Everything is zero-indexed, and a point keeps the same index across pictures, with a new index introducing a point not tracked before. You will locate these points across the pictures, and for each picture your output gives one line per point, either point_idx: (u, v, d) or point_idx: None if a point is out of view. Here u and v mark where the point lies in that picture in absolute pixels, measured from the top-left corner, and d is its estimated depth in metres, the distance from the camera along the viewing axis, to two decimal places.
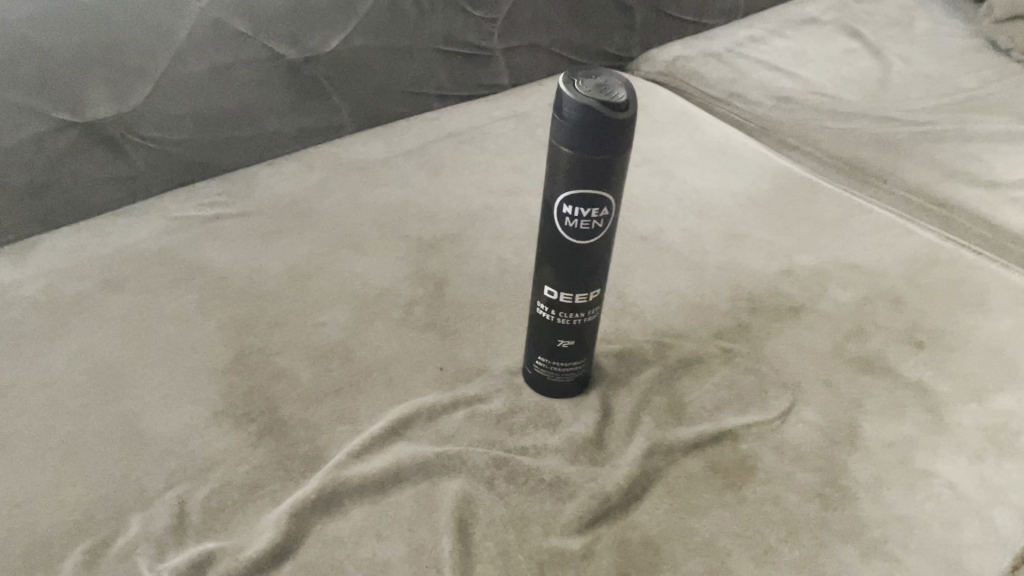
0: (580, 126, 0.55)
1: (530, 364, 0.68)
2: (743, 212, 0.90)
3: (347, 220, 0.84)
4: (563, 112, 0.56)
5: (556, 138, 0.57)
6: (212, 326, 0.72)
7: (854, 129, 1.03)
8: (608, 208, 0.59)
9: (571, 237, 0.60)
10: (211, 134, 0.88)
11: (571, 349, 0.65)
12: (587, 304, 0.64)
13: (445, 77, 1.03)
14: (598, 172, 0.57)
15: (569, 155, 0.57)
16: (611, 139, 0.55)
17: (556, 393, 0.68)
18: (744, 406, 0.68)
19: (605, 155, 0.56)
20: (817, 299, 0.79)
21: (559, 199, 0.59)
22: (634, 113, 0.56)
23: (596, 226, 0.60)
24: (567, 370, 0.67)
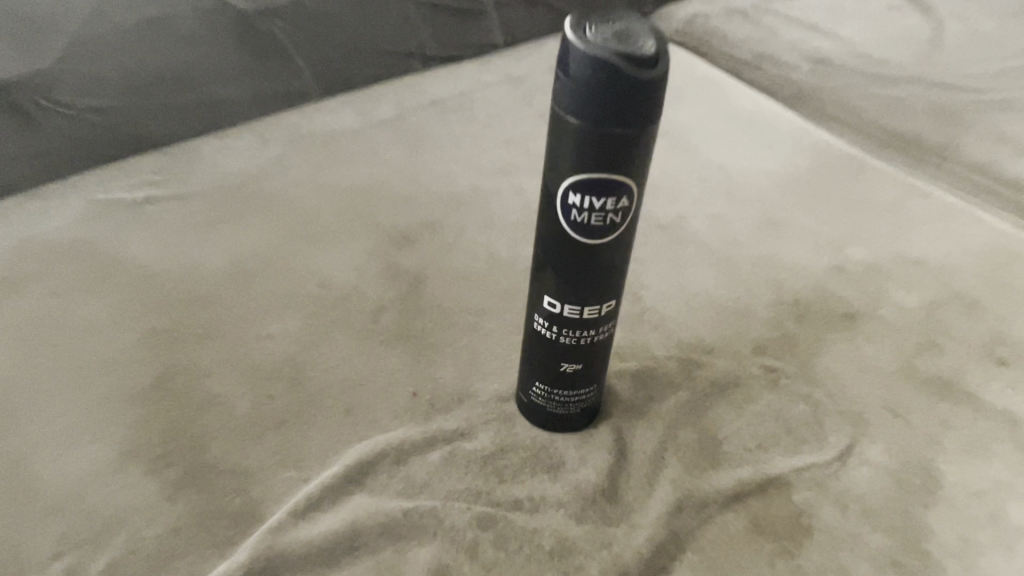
0: (592, 90, 0.40)
1: (525, 390, 0.54)
2: (782, 195, 0.75)
3: (304, 206, 0.69)
4: (568, 69, 0.41)
5: (559, 105, 0.42)
6: (129, 339, 0.57)
7: (906, 97, 0.86)
8: (628, 197, 0.45)
9: (579, 235, 0.46)
10: (146, 101, 0.73)
11: (578, 374, 0.51)
12: (599, 319, 0.49)
13: (428, 35, 0.88)
14: (616, 150, 0.42)
15: (576, 128, 0.42)
16: (633, 106, 0.41)
17: (557, 428, 0.54)
18: (793, 444, 0.54)
19: (625, 128, 0.42)
20: (875, 304, 0.65)
21: (563, 185, 0.44)
22: (665, 71, 0.41)
23: (612, 221, 0.45)
24: (572, 400, 0.53)
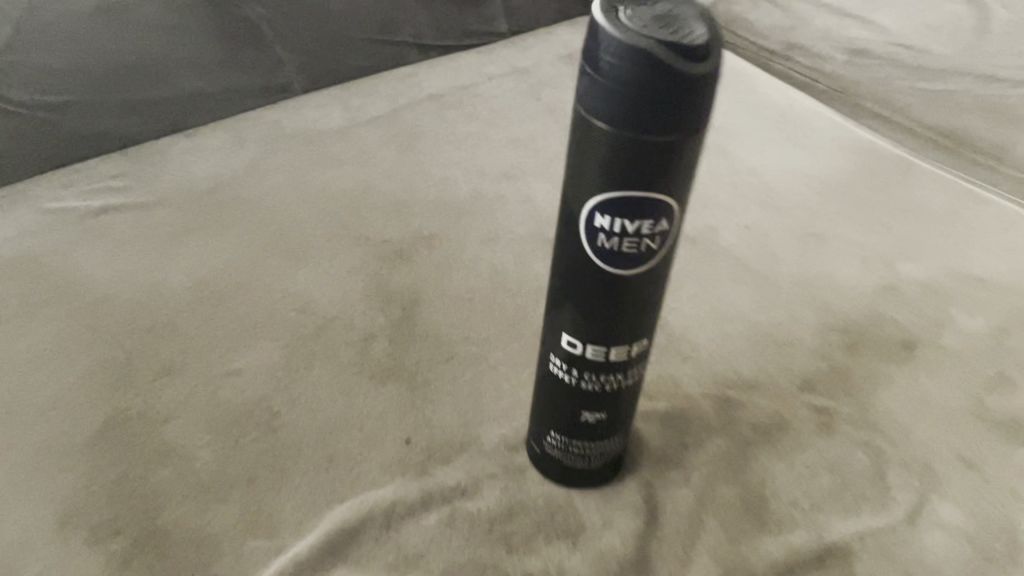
0: (626, 87, 0.32)
1: (538, 439, 0.46)
2: (822, 203, 0.67)
3: (284, 217, 0.61)
4: (597, 60, 0.33)
5: (584, 106, 0.34)
6: (75, 376, 0.49)
7: (950, 92, 0.78)
8: (668, 219, 0.36)
9: (606, 264, 0.37)
10: (104, 97, 0.64)
11: (601, 425, 0.43)
12: (628, 362, 0.41)
13: (424, 23, 0.79)
14: (655, 163, 0.34)
15: (606, 134, 0.34)
16: (678, 108, 0.32)
17: (574, 483, 0.46)
18: (852, 503, 0.46)
19: (667, 135, 0.33)
20: (935, 330, 0.57)
21: (588, 204, 0.36)
22: (719, 64, 0.33)
23: (647, 248, 0.37)
24: (594, 453, 0.45)
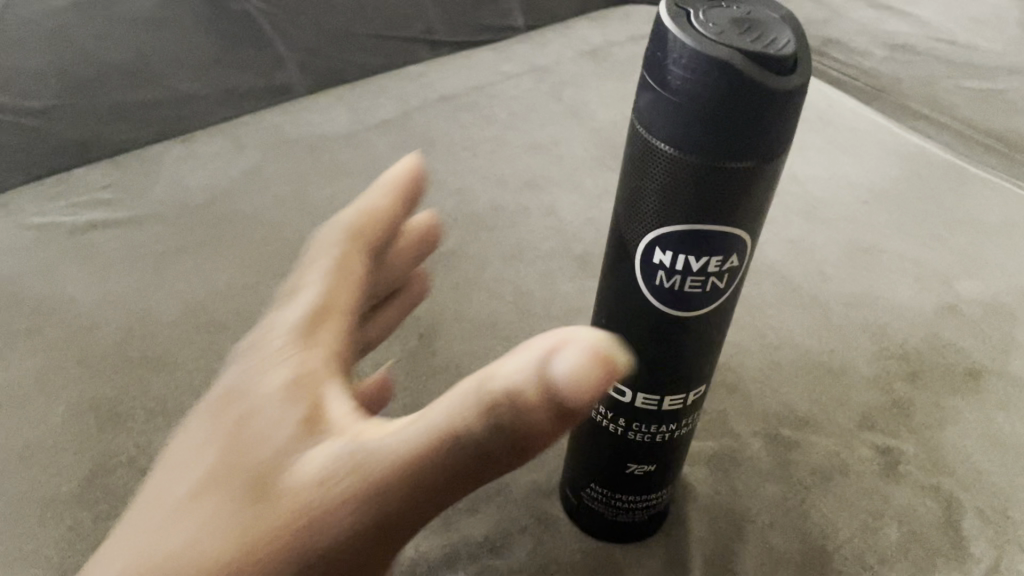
0: (701, 104, 0.27)
1: (573, 489, 0.41)
2: (871, 213, 0.63)
3: (292, 232, 0.57)
4: (664, 73, 0.28)
5: (647, 125, 0.29)
6: (57, 417, 0.44)
7: (1002, 92, 0.74)
8: (737, 254, 0.31)
9: (664, 305, 0.33)
10: (91, 101, 0.59)
11: (649, 477, 0.39)
12: (682, 411, 0.36)
13: (436, 16, 0.74)
14: (729, 191, 0.29)
15: (673, 158, 0.29)
16: (760, 129, 0.28)
17: (614, 538, 0.42)
18: (926, 557, 0.41)
19: (745, 158, 0.28)
20: (1002, 355, 0.52)
21: (646, 236, 0.31)
22: (807, 77, 0.28)
23: (713, 287, 0.32)
24: (638, 507, 0.40)
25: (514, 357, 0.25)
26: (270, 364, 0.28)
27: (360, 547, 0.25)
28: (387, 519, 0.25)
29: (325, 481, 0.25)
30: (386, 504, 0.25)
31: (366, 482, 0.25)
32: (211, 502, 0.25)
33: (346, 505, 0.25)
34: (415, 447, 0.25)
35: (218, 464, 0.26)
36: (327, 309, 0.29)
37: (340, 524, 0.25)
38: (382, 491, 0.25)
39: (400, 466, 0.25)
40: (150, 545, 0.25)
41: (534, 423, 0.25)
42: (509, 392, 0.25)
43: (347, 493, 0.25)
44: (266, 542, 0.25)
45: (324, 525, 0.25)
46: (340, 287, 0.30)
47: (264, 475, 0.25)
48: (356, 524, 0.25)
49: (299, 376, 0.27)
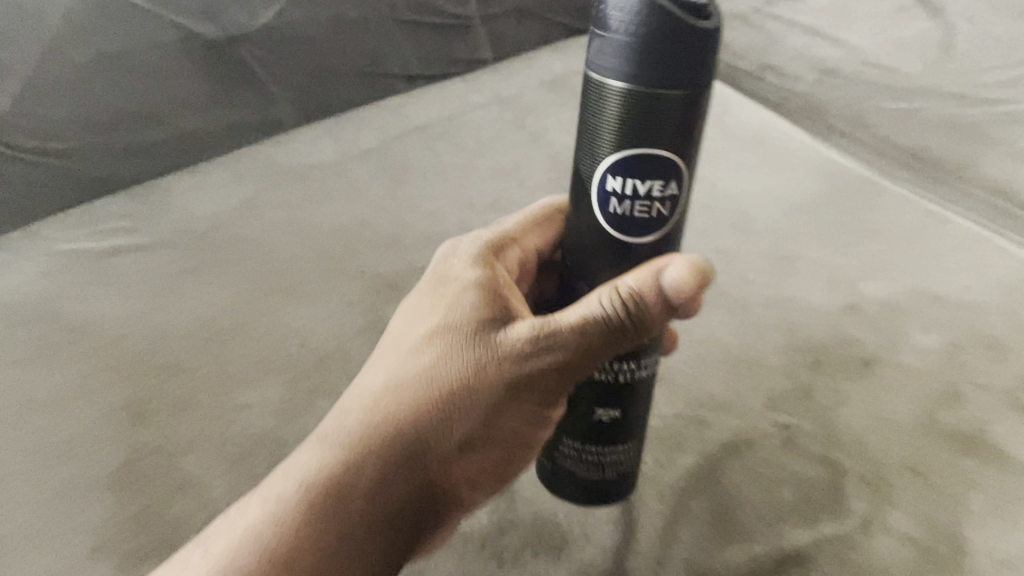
0: (642, 42, 0.36)
1: (553, 454, 0.50)
2: (793, 226, 0.71)
3: (285, 253, 0.66)
4: (608, 24, 0.37)
5: (599, 72, 0.38)
6: (96, 416, 0.53)
7: (919, 111, 0.84)
8: (674, 184, 0.40)
9: (617, 264, 0.42)
10: (109, 142, 0.68)
11: (615, 423, 0.47)
12: (640, 352, 0.45)
13: (411, 53, 0.83)
14: (668, 116, 0.38)
15: (623, 92, 0.38)
16: (685, 60, 0.37)
17: (593, 493, 0.50)
18: (812, 511, 0.51)
19: (677, 89, 0.37)
20: (894, 346, 0.61)
21: (600, 170, 0.40)
22: (717, 25, 0.37)
23: (658, 212, 0.41)
24: (609, 458, 0.48)
25: (635, 273, 0.40)
26: (475, 269, 0.44)
27: (544, 378, 0.40)
28: (562, 362, 0.40)
29: (519, 335, 0.40)
30: (561, 353, 0.39)
31: (553, 336, 0.39)
32: (451, 338, 0.40)
33: (539, 347, 0.39)
34: (575, 318, 0.39)
35: (448, 321, 0.41)
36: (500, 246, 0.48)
37: (535, 361, 0.39)
38: (559, 342, 0.39)
39: (566, 327, 0.39)
40: (408, 363, 0.40)
41: (651, 308, 0.39)
42: (635, 288, 0.39)
43: (537, 341, 0.39)
44: (488, 366, 0.39)
45: (519, 360, 0.39)
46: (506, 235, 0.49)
47: (481, 327, 0.41)
48: (545, 361, 0.39)
49: (488, 279, 0.43)
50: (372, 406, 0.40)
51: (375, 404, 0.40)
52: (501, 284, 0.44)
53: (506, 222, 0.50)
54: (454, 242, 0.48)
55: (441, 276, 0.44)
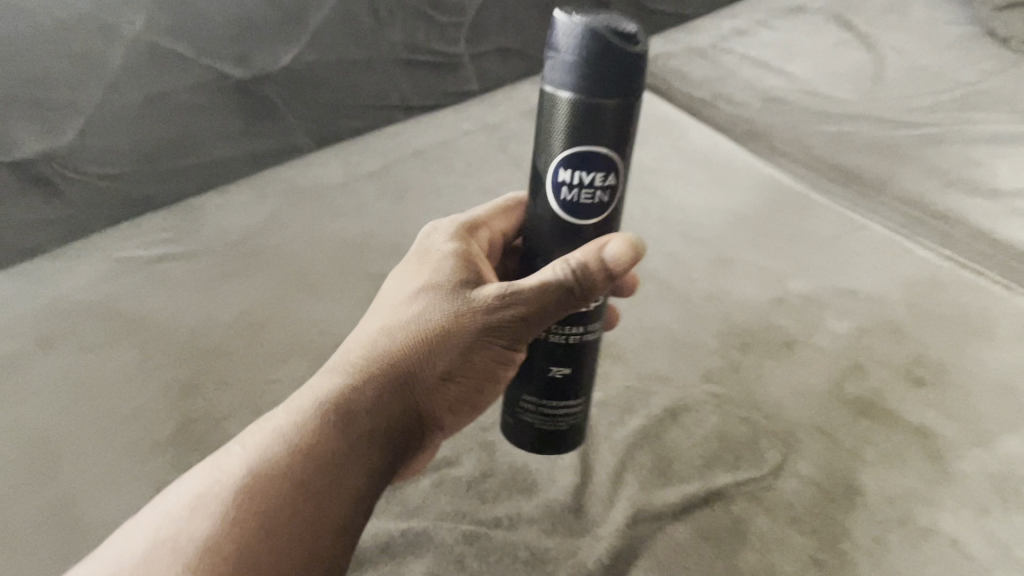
0: (582, 61, 0.44)
1: (512, 409, 0.56)
2: (733, 233, 0.84)
3: (303, 258, 0.78)
4: (557, 44, 0.45)
5: (551, 83, 0.45)
6: (154, 390, 0.66)
7: (848, 133, 0.97)
8: (614, 176, 0.47)
9: (563, 242, 0.49)
10: (154, 167, 0.81)
11: (567, 378, 0.53)
12: (588, 316, 0.52)
13: (408, 88, 0.96)
14: (605, 120, 0.45)
15: (569, 99, 0.45)
16: (621, 74, 0.44)
17: (547, 445, 0.56)
18: (735, 459, 0.63)
19: (612, 99, 0.44)
20: (812, 330, 0.74)
21: (553, 163, 0.47)
22: (645, 48, 0.44)
23: (600, 199, 0.48)
24: (562, 411, 0.55)
25: (584, 246, 0.46)
26: (452, 242, 0.51)
27: (506, 331, 0.46)
28: (520, 317, 0.46)
29: (491, 289, 0.46)
30: (519, 310, 0.46)
31: (514, 294, 0.46)
32: (428, 296, 0.47)
33: (501, 303, 0.46)
34: (538, 276, 0.46)
35: (427, 284, 0.48)
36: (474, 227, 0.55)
37: (498, 315, 0.46)
38: (518, 300, 0.46)
39: (531, 282, 0.46)
40: (392, 317, 0.47)
41: (596, 276, 0.46)
42: (582, 259, 0.46)
43: (500, 298, 0.46)
44: (459, 318, 0.46)
45: (492, 308, 0.46)
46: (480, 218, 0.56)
47: (459, 284, 0.48)
48: (506, 315, 0.46)
49: (463, 251, 0.50)
50: (359, 352, 0.46)
51: (363, 350, 0.46)
52: (474, 254, 0.51)
53: (477, 208, 0.58)
54: (433, 225, 0.55)
55: (424, 248, 0.52)
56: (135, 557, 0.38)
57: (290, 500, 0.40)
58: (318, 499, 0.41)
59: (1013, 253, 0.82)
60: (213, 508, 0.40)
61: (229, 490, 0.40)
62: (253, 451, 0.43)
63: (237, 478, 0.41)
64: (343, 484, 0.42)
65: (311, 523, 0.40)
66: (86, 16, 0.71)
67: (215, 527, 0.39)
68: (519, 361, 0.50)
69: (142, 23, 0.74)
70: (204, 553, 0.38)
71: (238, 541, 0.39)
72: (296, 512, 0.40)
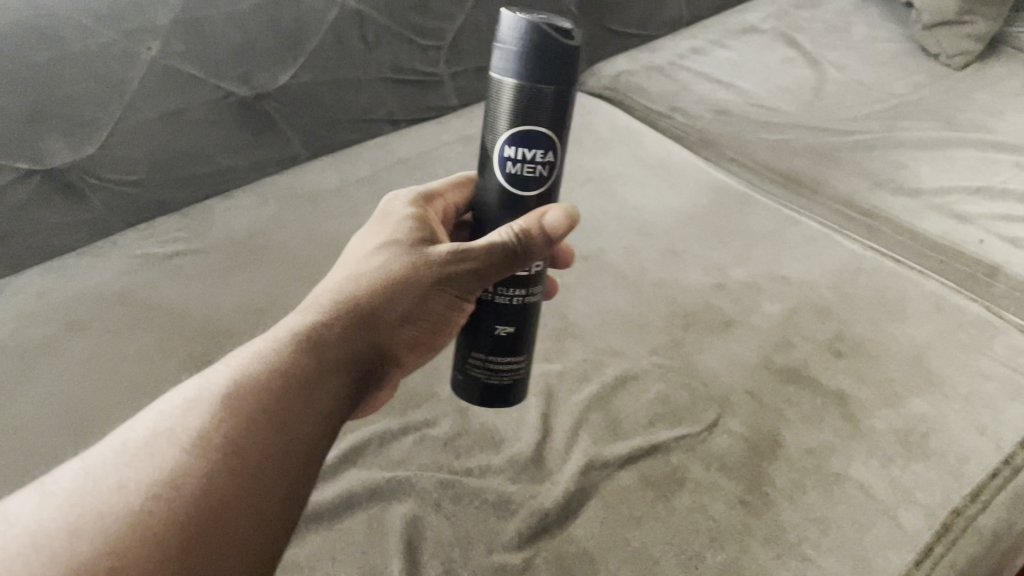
0: (525, 53, 0.52)
1: (464, 365, 0.64)
2: (682, 229, 0.95)
3: (301, 253, 0.88)
4: (504, 38, 0.53)
5: (498, 71, 0.54)
6: (173, 365, 0.76)
7: (789, 140, 1.08)
8: (551, 153, 0.56)
9: (510, 212, 0.58)
10: (168, 175, 0.91)
11: (511, 336, 0.62)
12: (529, 280, 0.60)
13: (395, 104, 1.07)
14: (544, 104, 0.54)
15: (513, 85, 0.53)
16: (557, 64, 0.52)
17: (494, 397, 0.64)
18: (675, 420, 0.73)
19: (550, 86, 0.53)
20: (747, 312, 0.85)
21: (500, 141, 0.56)
22: (579, 44, 0.53)
23: (540, 172, 0.57)
24: (507, 366, 0.63)
25: (524, 218, 0.56)
26: (411, 211, 0.61)
27: (459, 283, 0.55)
28: (472, 270, 0.55)
29: (445, 247, 0.55)
30: (472, 263, 0.55)
31: (468, 251, 0.55)
32: (393, 252, 0.56)
33: (456, 257, 0.55)
34: (484, 240, 0.55)
35: (392, 242, 0.57)
36: (431, 199, 0.64)
37: (454, 267, 0.55)
38: (471, 256, 0.55)
39: (479, 243, 0.55)
40: (361, 267, 0.55)
41: (535, 240, 0.56)
42: (524, 226, 0.56)
43: (455, 253, 0.55)
44: (420, 268, 0.55)
45: (446, 263, 0.55)
46: (437, 192, 0.66)
47: (416, 244, 0.57)
48: (461, 268, 0.55)
49: (421, 219, 0.59)
50: (332, 294, 0.53)
51: (335, 292, 0.53)
52: (428, 220, 0.60)
53: (432, 183, 0.66)
54: (393, 195, 0.64)
55: (387, 214, 0.61)
56: (133, 446, 0.43)
57: (270, 405, 0.46)
58: (294, 407, 0.46)
59: (929, 244, 0.93)
60: (203, 407, 0.45)
61: (217, 395, 0.46)
62: (235, 368, 0.48)
63: (226, 384, 0.46)
64: (315, 397, 0.48)
65: (287, 426, 0.46)
66: (108, 42, 0.81)
67: (207, 423, 0.44)
68: (463, 313, 0.59)
69: (159, 49, 0.85)
70: (198, 442, 0.43)
71: (228, 435, 0.44)
72: (275, 416, 0.45)
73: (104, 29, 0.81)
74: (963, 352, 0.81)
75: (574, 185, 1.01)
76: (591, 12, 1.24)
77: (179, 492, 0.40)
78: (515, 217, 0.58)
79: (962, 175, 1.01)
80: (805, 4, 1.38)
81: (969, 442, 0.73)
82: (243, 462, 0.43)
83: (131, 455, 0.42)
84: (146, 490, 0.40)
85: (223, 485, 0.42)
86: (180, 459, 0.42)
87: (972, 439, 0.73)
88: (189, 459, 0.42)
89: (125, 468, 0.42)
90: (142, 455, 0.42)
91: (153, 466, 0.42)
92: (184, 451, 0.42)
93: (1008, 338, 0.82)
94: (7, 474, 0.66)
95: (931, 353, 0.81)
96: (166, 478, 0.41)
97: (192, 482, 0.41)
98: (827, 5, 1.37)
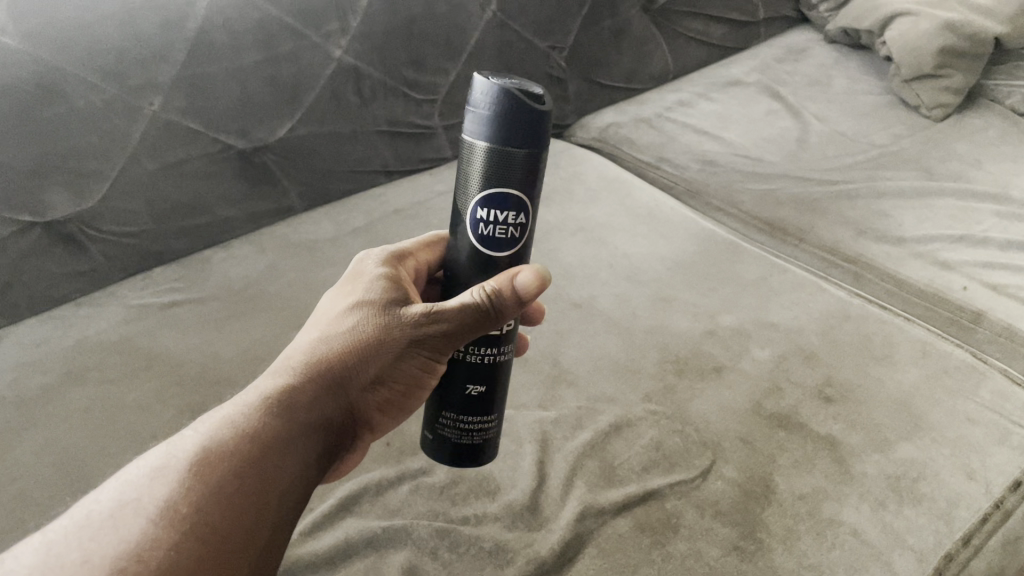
0: (497, 115, 0.54)
1: (434, 426, 0.65)
2: (672, 277, 0.97)
3: (297, 302, 0.90)
4: (475, 102, 0.55)
5: (470, 134, 0.56)
6: (170, 414, 0.76)
7: (774, 190, 1.11)
8: (523, 215, 0.58)
9: (483, 273, 0.59)
10: (166, 226, 0.93)
11: (481, 395, 0.63)
12: (500, 339, 0.62)
13: (390, 156, 1.10)
14: (515, 167, 0.56)
15: (484, 148, 0.55)
16: (530, 129, 0.55)
17: (465, 456, 0.65)
18: (669, 466, 0.74)
19: (521, 150, 0.55)
20: (737, 358, 0.87)
21: (472, 203, 0.58)
22: (549, 109, 0.55)
23: (511, 234, 0.58)
24: (478, 426, 0.64)
25: (498, 278, 0.56)
26: (382, 267, 0.61)
27: (431, 343, 0.55)
28: (442, 331, 0.55)
29: (417, 308, 0.55)
30: (443, 326, 0.55)
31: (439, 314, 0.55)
32: (363, 311, 0.56)
33: (426, 317, 0.55)
34: (456, 300, 0.55)
35: (362, 298, 0.57)
36: (403, 256, 0.65)
37: (424, 330, 0.55)
38: (441, 318, 0.55)
39: (450, 304, 0.55)
40: (332, 327, 0.55)
41: (508, 302, 0.56)
42: (496, 287, 0.55)
43: (426, 315, 0.55)
44: (390, 330, 0.55)
45: (417, 325, 0.55)
46: (410, 251, 0.66)
47: (388, 302, 0.56)
48: (432, 330, 0.55)
49: (392, 276, 0.60)
50: (302, 357, 0.54)
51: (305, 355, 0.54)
52: (401, 278, 0.60)
53: (404, 242, 0.67)
54: (365, 253, 0.65)
55: (359, 271, 0.61)
56: (100, 519, 0.45)
57: (234, 474, 0.47)
58: (259, 472, 0.48)
59: (914, 290, 0.96)
60: (171, 474, 0.47)
61: (182, 466, 0.47)
62: (201, 434, 0.49)
63: (193, 451, 0.48)
64: (282, 462, 0.49)
65: (254, 491, 0.47)
66: (112, 97, 0.83)
67: (174, 493, 0.46)
68: (438, 373, 0.59)
69: (161, 104, 0.86)
70: (162, 513, 0.45)
71: (193, 504, 0.45)
72: (239, 485, 0.47)
73: (108, 86, 0.82)
74: (950, 397, 0.82)
75: (566, 234, 1.03)
76: (580, 67, 1.28)
77: (144, 565, 0.42)
78: (489, 278, 0.59)
79: (943, 224, 1.04)
80: (785, 58, 1.43)
81: (956, 485, 0.74)
82: (208, 531, 0.45)
83: (97, 529, 0.44)
84: (112, 564, 0.42)
85: (188, 555, 0.44)
86: (145, 530, 0.44)
87: (961, 483, 0.74)
88: (154, 531, 0.44)
89: (92, 542, 0.43)
90: (108, 528, 0.44)
91: (119, 539, 0.43)
92: (150, 522, 0.44)
93: (994, 383, 0.84)
94: (5, 525, 0.66)
95: (918, 398, 0.82)
96: (131, 550, 0.43)
97: (156, 554, 0.43)
98: (808, 60, 1.42)
